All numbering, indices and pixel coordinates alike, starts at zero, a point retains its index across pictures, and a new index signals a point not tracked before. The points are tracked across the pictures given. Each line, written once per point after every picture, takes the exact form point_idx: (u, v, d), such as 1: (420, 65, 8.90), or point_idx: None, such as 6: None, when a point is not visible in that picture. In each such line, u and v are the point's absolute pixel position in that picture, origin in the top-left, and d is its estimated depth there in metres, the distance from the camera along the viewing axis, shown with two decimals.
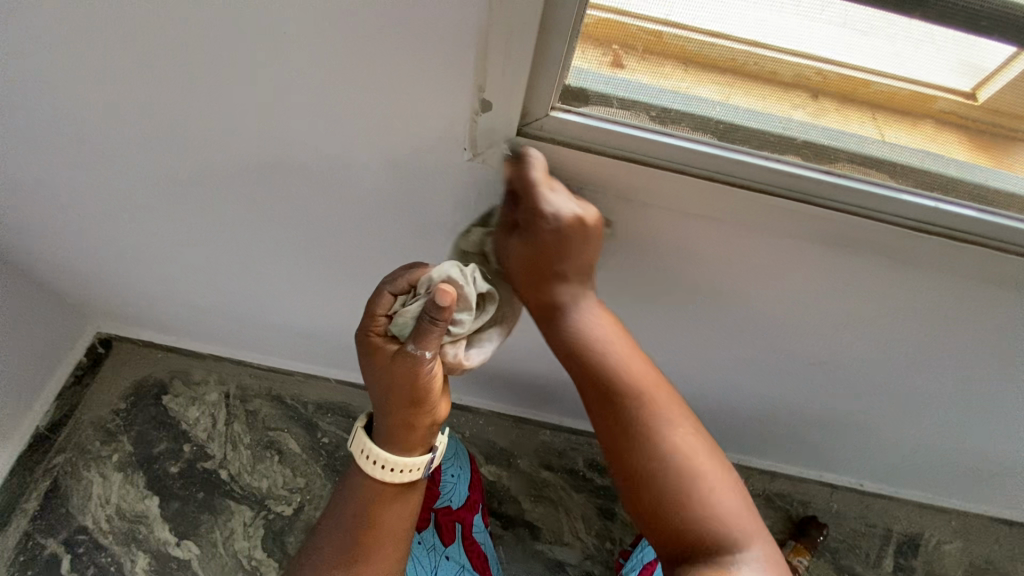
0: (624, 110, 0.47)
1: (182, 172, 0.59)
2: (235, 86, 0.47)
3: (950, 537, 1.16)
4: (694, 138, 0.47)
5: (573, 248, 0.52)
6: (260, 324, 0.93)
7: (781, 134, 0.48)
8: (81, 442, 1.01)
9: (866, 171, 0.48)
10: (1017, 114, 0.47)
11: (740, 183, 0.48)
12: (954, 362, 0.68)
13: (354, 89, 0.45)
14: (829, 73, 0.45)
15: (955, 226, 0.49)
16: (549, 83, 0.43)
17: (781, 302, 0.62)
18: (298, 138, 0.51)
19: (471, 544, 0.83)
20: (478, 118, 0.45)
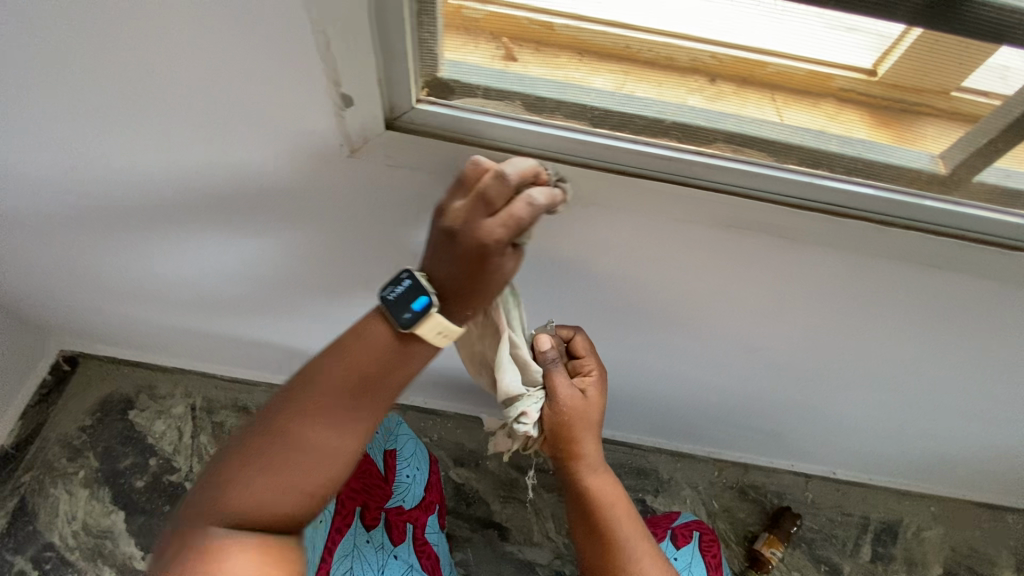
0: (496, 100, 0.46)
1: (101, 190, 0.58)
2: (131, 98, 0.46)
3: (930, 523, 1.14)
4: (566, 125, 0.47)
5: (589, 432, 0.64)
6: (218, 335, 0.93)
7: (654, 118, 0.47)
8: (47, 460, 1.01)
9: (742, 151, 0.47)
10: (925, 88, 0.44)
11: (630, 169, 0.48)
12: (898, 346, 0.67)
13: (238, 94, 0.44)
14: (722, 56, 0.44)
15: (832, 202, 0.49)
16: (405, 75, 0.42)
17: (712, 293, 0.61)
18: (202, 147, 0.51)
19: (421, 545, 0.85)
20: (343, 114, 0.44)
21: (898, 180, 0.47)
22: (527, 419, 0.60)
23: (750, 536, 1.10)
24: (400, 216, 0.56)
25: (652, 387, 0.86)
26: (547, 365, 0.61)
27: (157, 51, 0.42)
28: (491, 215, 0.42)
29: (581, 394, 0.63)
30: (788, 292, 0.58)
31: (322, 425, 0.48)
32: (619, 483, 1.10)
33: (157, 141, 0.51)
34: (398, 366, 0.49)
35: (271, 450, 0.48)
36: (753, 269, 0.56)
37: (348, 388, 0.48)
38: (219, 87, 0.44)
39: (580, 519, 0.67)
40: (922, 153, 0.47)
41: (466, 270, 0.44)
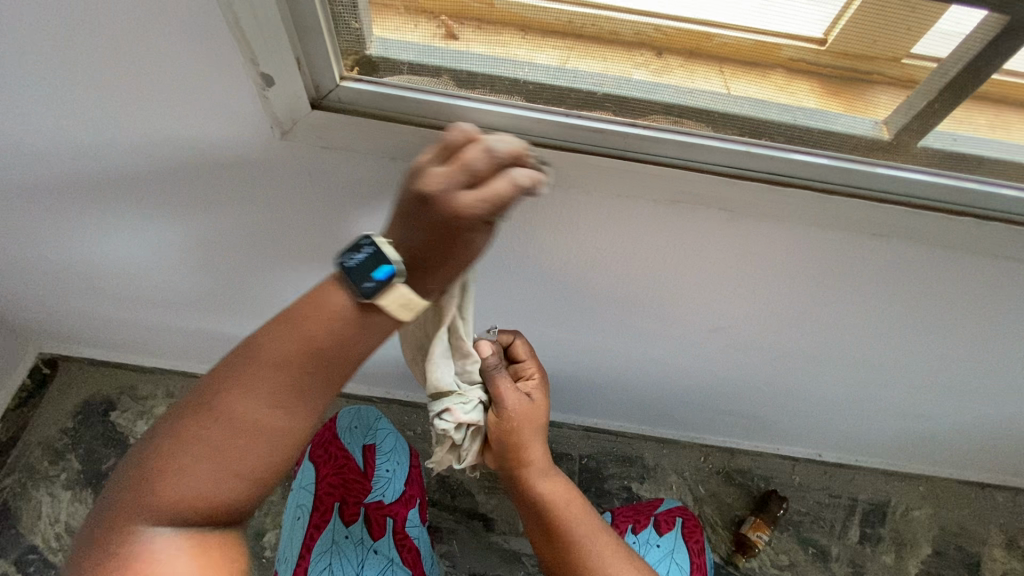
0: (426, 77, 0.44)
1: (47, 190, 0.57)
2: (53, 96, 0.45)
3: (918, 503, 1.14)
4: (498, 101, 0.44)
5: (534, 435, 0.65)
6: (193, 333, 0.92)
7: (590, 91, 0.45)
8: (30, 463, 1.01)
9: (680, 123, 0.46)
10: (882, 57, 0.41)
11: (575, 146, 0.47)
12: (870, 326, 0.66)
13: (162, 86, 0.43)
14: (667, 29, 0.42)
15: (776, 171, 0.47)
16: (323, 51, 0.40)
17: (675, 274, 0.60)
18: (137, 143, 0.49)
19: (401, 538, 0.83)
20: (266, 94, 0.42)
21: (852, 149, 0.46)
22: (450, 416, 0.57)
23: (736, 520, 1.10)
24: (350, 206, 0.54)
25: (628, 372, 0.85)
26: (491, 373, 0.61)
27: (70, 45, 0.40)
28: (469, 188, 0.37)
29: (526, 398, 0.64)
30: (751, 269, 0.58)
31: (254, 402, 0.42)
32: (605, 471, 1.10)
33: (92, 140, 0.49)
34: (368, 334, 0.43)
35: (208, 439, 0.42)
36: (714, 247, 0.55)
37: (297, 370, 0.43)
38: (141, 80, 0.42)
39: (537, 526, 0.66)
40: (867, 121, 0.44)
41: (432, 245, 0.40)
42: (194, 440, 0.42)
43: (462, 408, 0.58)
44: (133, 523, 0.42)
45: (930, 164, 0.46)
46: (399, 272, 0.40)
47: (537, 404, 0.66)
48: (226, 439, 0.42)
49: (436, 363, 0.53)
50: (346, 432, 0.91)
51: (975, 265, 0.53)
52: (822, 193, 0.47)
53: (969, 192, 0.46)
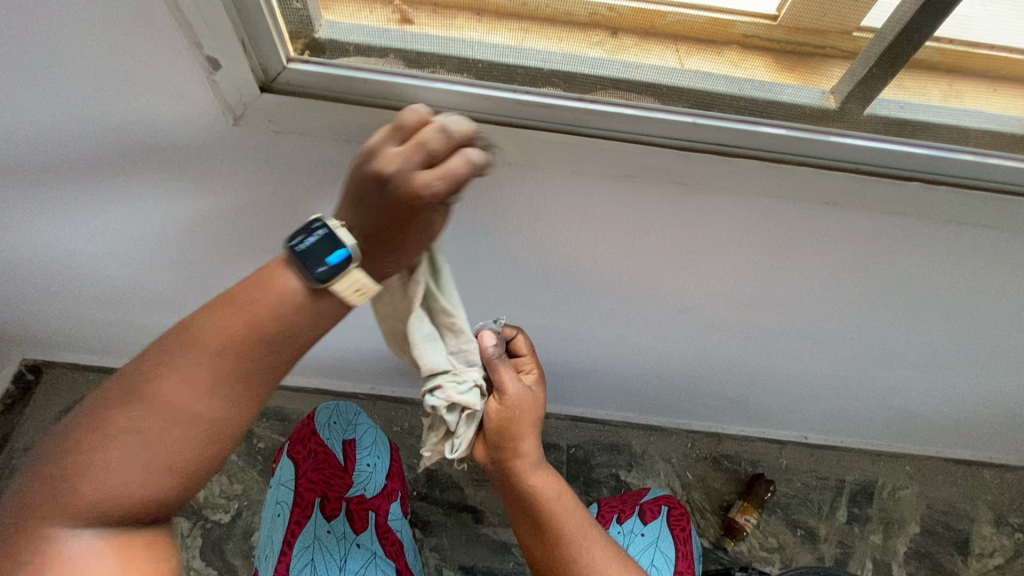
0: (373, 57, 0.44)
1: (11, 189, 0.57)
2: (7, 87, 0.44)
3: (904, 482, 1.14)
4: (442, 79, 0.45)
5: (528, 427, 0.66)
6: (173, 333, 0.93)
7: (536, 67, 0.45)
8: (16, 469, 1.01)
9: (619, 95, 0.46)
10: (828, 30, 0.42)
11: (530, 123, 0.47)
12: (839, 301, 0.66)
13: (113, 78, 0.43)
14: (621, 8, 0.42)
15: (719, 141, 0.47)
16: (267, 33, 0.41)
17: (644, 254, 0.61)
18: (95, 135, 0.49)
19: (384, 531, 0.83)
20: (214, 78, 0.42)
21: (797, 118, 0.46)
22: (440, 394, 0.53)
23: (724, 504, 1.10)
24: (315, 195, 0.55)
25: (608, 357, 0.85)
26: (494, 361, 0.63)
27: (15, 34, 0.40)
28: (425, 170, 0.39)
29: (526, 388, 0.66)
30: (716, 245, 0.58)
31: (183, 377, 0.39)
32: (592, 459, 1.10)
33: (52, 134, 0.49)
34: (310, 318, 0.41)
35: (145, 422, 0.39)
36: (679, 223, 0.55)
37: (230, 355, 0.40)
38: (92, 68, 0.42)
39: (526, 515, 0.66)
40: (812, 91, 0.45)
41: (386, 224, 0.41)
42: (124, 427, 0.38)
43: (455, 388, 0.54)
44: (51, 519, 0.38)
45: (876, 131, 0.46)
46: (354, 257, 0.40)
47: (536, 397, 0.67)
48: (158, 424, 0.39)
49: (420, 344, 0.51)
50: (326, 427, 0.90)
51: (933, 233, 0.54)
52: (771, 162, 0.48)
53: (917, 157, 0.46)
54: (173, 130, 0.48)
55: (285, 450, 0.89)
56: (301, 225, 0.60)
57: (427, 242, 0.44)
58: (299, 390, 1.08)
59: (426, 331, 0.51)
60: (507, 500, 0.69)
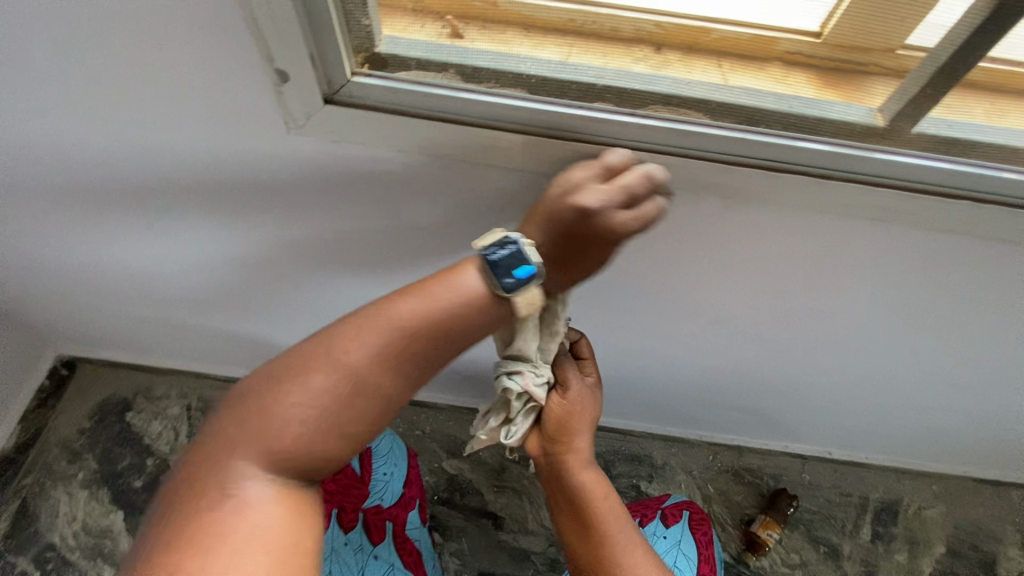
0: (432, 71, 0.45)
1: (76, 186, 0.60)
2: (86, 87, 0.47)
3: (930, 501, 1.12)
4: (500, 92, 0.45)
5: (585, 426, 0.68)
6: (207, 332, 0.95)
7: (591, 82, 0.46)
8: (48, 462, 1.03)
9: (678, 112, 0.46)
10: (875, 47, 0.43)
11: (582, 137, 0.47)
12: (874, 316, 0.66)
13: (182, 83, 0.45)
14: (666, 25, 0.45)
15: (772, 158, 0.47)
16: (334, 48, 0.42)
17: (680, 265, 0.61)
18: (162, 139, 0.51)
19: (401, 542, 0.87)
20: (281, 90, 0.44)
21: (850, 134, 0.46)
22: (519, 378, 0.55)
23: (746, 518, 1.09)
24: (360, 201, 0.56)
25: (634, 368, 0.86)
26: (558, 357, 0.66)
27: (97, 41, 0.42)
28: (622, 209, 0.43)
29: (587, 389, 0.68)
30: (753, 258, 0.58)
31: (359, 347, 0.42)
32: (613, 469, 1.10)
33: (121, 136, 0.51)
34: (483, 309, 0.43)
35: (318, 389, 0.42)
36: (717, 236, 0.56)
37: (390, 361, 0.42)
38: (168, 73, 0.44)
39: (569, 511, 0.68)
40: (858, 108, 0.46)
41: (564, 247, 0.45)
42: (299, 390, 0.42)
43: (533, 377, 0.56)
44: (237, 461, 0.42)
45: (927, 148, 0.46)
46: (538, 274, 0.43)
47: (596, 397, 0.69)
48: (331, 392, 0.42)
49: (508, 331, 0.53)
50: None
51: (977, 250, 0.53)
52: (819, 178, 0.48)
53: (966, 175, 0.46)
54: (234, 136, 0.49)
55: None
56: (344, 230, 0.61)
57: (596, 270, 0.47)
58: None
59: None
60: (554, 494, 0.71)
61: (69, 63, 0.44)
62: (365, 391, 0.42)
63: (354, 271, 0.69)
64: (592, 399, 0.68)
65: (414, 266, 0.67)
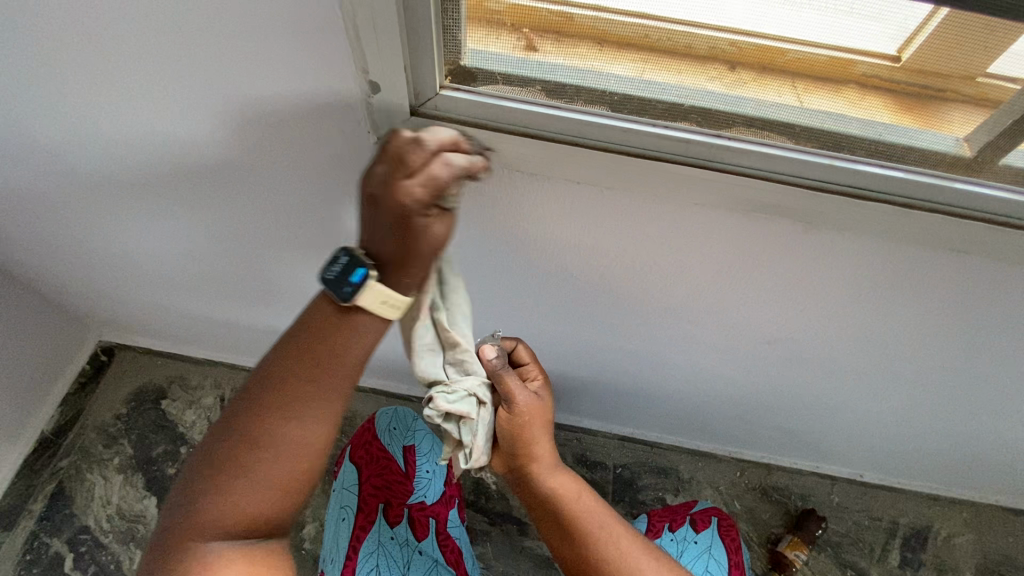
0: (514, 87, 0.45)
1: (144, 178, 0.61)
2: (173, 88, 0.48)
3: (962, 529, 1.10)
4: (583, 110, 0.46)
5: (542, 431, 0.65)
6: (247, 324, 0.96)
7: (673, 102, 0.46)
8: (84, 446, 1.05)
9: (759, 133, 0.46)
10: (952, 73, 0.42)
11: (661, 157, 0.47)
12: (927, 342, 0.65)
13: (260, 86, 0.46)
14: (741, 44, 0.42)
15: (856, 184, 0.46)
16: (428, 63, 0.43)
17: (735, 285, 0.61)
18: (242, 135, 0.52)
19: (444, 539, 0.87)
20: (371, 100, 0.45)
21: (933, 165, 0.46)
22: (432, 406, 0.54)
23: (772, 537, 1.08)
24: None
25: (672, 381, 0.85)
26: (498, 372, 0.62)
27: (184, 44, 0.43)
28: (407, 178, 0.40)
29: (534, 394, 0.64)
30: (809, 280, 0.58)
31: (294, 399, 0.47)
32: (639, 481, 1.10)
33: (201, 132, 0.53)
34: (346, 348, 0.47)
35: (280, 437, 0.47)
36: (777, 257, 0.55)
37: (325, 376, 0.47)
38: (256, 78, 0.45)
39: (547, 519, 0.66)
40: (946, 137, 0.45)
41: (396, 243, 0.43)
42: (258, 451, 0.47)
43: (445, 398, 0.54)
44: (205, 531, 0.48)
45: (1007, 180, 0.46)
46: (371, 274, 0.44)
47: (544, 402, 0.66)
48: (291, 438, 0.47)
49: (420, 353, 0.52)
50: (387, 432, 0.95)
51: None
52: (902, 207, 0.47)
53: None
54: (315, 135, 0.50)
55: (347, 453, 0.94)
56: None
57: (442, 250, 0.45)
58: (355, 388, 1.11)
59: (427, 341, 0.52)
60: (528, 501, 0.68)
61: (153, 64, 0.45)
62: (310, 409, 0.48)
63: None
64: (541, 404, 0.65)
65: (465, 270, 0.68)
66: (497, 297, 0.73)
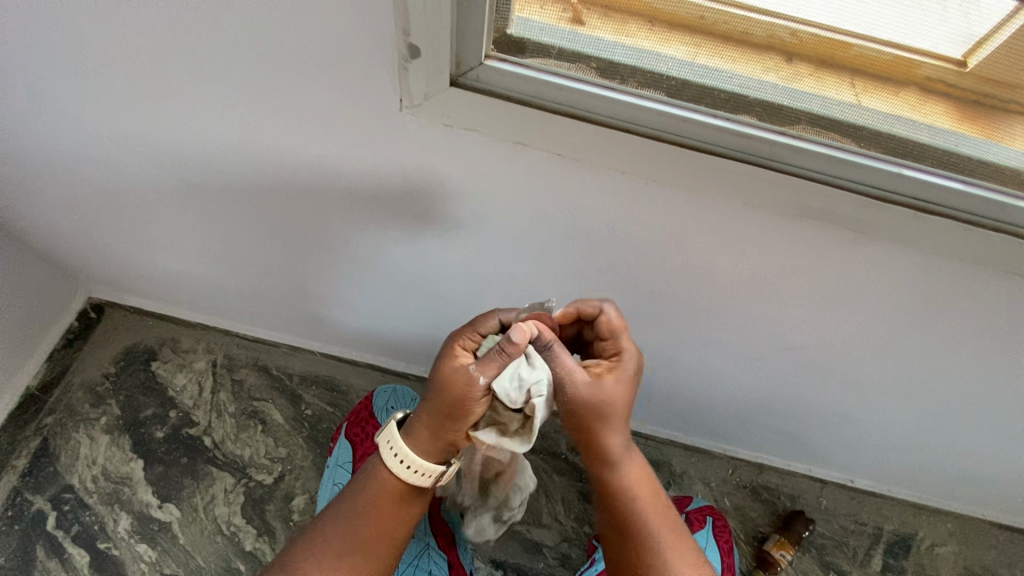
0: (564, 63, 0.42)
1: (148, 130, 0.57)
2: (191, 28, 0.44)
3: (944, 539, 1.11)
4: (641, 95, 0.42)
5: (614, 422, 0.55)
6: (246, 293, 0.94)
7: (736, 93, 0.42)
8: (71, 404, 1.03)
9: (825, 135, 0.43)
10: (1014, 83, 0.40)
11: (715, 150, 0.44)
12: (945, 358, 0.64)
13: (281, 37, 0.43)
14: (804, 34, 0.40)
15: (918, 196, 0.45)
16: (478, 31, 0.39)
17: (760, 287, 0.59)
18: (259, 91, 0.49)
19: (436, 522, 0.87)
20: (407, 66, 0.42)
21: (1003, 181, 0.43)
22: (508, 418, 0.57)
23: (759, 536, 1.09)
24: (440, 183, 0.54)
25: (678, 378, 0.84)
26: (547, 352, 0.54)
27: None
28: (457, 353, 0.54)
29: (597, 381, 0.54)
30: (836, 287, 0.56)
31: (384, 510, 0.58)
32: None
33: (214, 83, 0.49)
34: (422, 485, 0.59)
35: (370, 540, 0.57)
36: (808, 261, 0.53)
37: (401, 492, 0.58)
38: (284, 27, 0.42)
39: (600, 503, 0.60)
40: (1014, 151, 0.42)
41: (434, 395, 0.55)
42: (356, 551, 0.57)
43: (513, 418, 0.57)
44: None
45: None
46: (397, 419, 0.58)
47: (616, 395, 0.54)
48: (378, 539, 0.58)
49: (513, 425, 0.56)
50: (384, 411, 0.93)
51: None
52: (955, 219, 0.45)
53: None
54: (341, 97, 0.47)
55: (343, 429, 0.93)
56: (413, 206, 0.59)
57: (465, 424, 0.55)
58: (352, 362, 1.09)
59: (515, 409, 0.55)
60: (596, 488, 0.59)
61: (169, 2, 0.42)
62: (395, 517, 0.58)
63: (414, 248, 0.68)
64: (630, 382, 0.55)
65: (480, 252, 0.65)
66: (509, 282, 0.71)
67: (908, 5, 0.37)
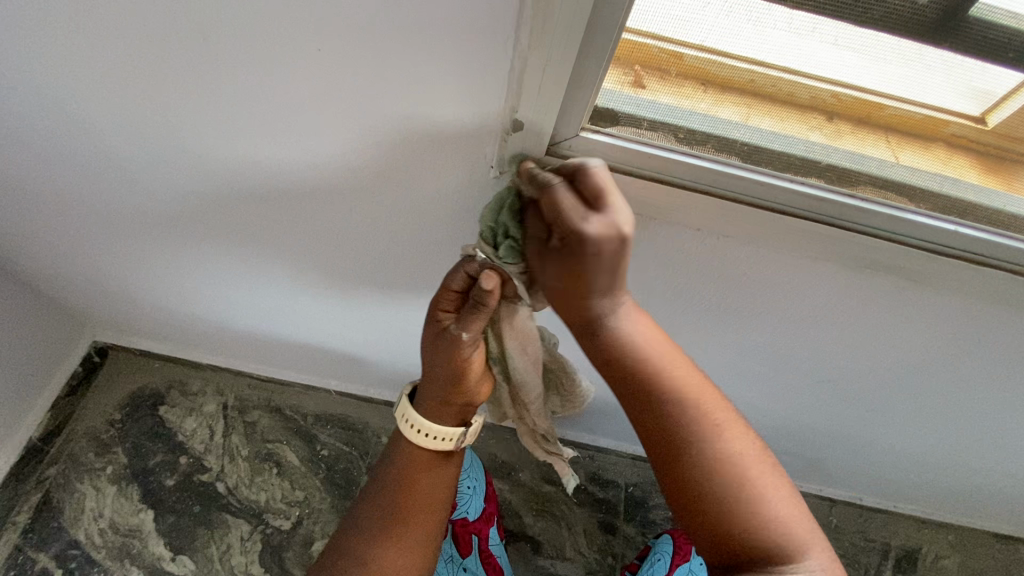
0: (653, 132, 0.45)
1: (199, 178, 0.58)
2: (272, 94, 0.46)
3: (948, 551, 1.15)
4: (718, 159, 0.45)
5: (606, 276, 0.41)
6: (266, 334, 0.93)
7: (804, 156, 0.46)
8: (74, 453, 0.98)
9: (885, 195, 0.46)
10: None
11: (787, 211, 0.47)
12: (962, 383, 0.68)
13: (356, 99, 0.44)
14: (844, 96, 0.44)
15: (970, 249, 0.47)
16: (579, 107, 0.42)
17: (798, 326, 0.62)
18: (332, 149, 0.50)
19: (486, 557, 0.86)
20: (507, 138, 0.44)
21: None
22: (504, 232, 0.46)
23: None
24: None
25: None
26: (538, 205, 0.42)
27: (285, 49, 0.42)
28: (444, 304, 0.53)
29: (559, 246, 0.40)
30: (868, 327, 0.59)
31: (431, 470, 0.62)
32: (651, 500, 1.10)
33: (287, 141, 0.50)
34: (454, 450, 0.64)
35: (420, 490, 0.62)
36: (847, 304, 0.56)
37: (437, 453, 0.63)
38: (374, 97, 0.44)
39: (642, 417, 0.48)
40: None
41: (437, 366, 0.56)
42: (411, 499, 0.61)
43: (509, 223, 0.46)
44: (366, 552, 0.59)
45: None
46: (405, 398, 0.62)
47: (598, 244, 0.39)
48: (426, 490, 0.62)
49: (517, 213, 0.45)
50: None
51: None
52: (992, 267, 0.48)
53: None
54: (413, 158, 0.49)
55: None
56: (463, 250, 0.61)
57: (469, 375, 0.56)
58: (368, 400, 1.08)
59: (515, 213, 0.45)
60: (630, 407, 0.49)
61: (246, 66, 0.44)
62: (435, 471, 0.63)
63: None
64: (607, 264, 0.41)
65: None
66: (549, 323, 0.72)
67: (932, 68, 0.41)
